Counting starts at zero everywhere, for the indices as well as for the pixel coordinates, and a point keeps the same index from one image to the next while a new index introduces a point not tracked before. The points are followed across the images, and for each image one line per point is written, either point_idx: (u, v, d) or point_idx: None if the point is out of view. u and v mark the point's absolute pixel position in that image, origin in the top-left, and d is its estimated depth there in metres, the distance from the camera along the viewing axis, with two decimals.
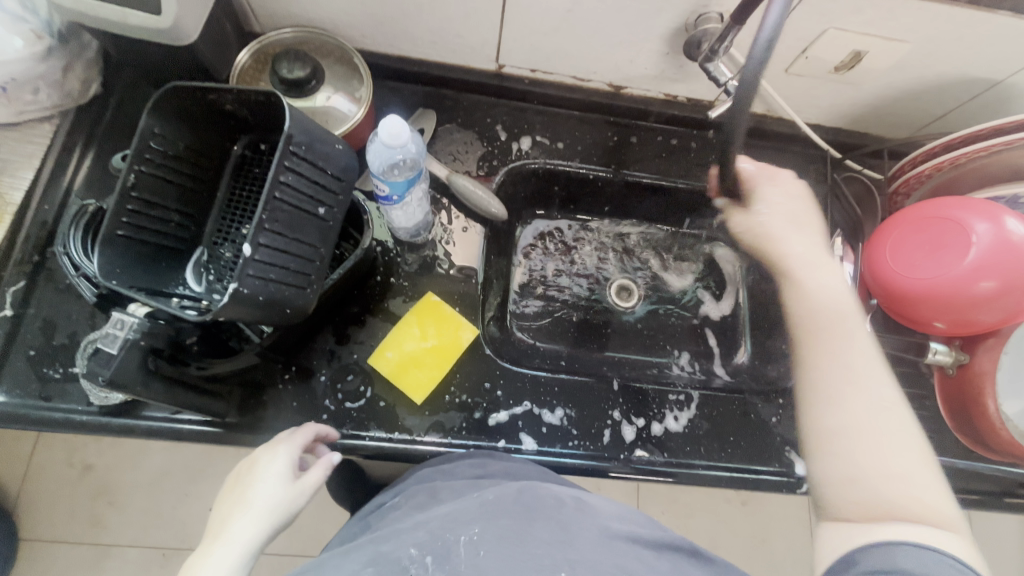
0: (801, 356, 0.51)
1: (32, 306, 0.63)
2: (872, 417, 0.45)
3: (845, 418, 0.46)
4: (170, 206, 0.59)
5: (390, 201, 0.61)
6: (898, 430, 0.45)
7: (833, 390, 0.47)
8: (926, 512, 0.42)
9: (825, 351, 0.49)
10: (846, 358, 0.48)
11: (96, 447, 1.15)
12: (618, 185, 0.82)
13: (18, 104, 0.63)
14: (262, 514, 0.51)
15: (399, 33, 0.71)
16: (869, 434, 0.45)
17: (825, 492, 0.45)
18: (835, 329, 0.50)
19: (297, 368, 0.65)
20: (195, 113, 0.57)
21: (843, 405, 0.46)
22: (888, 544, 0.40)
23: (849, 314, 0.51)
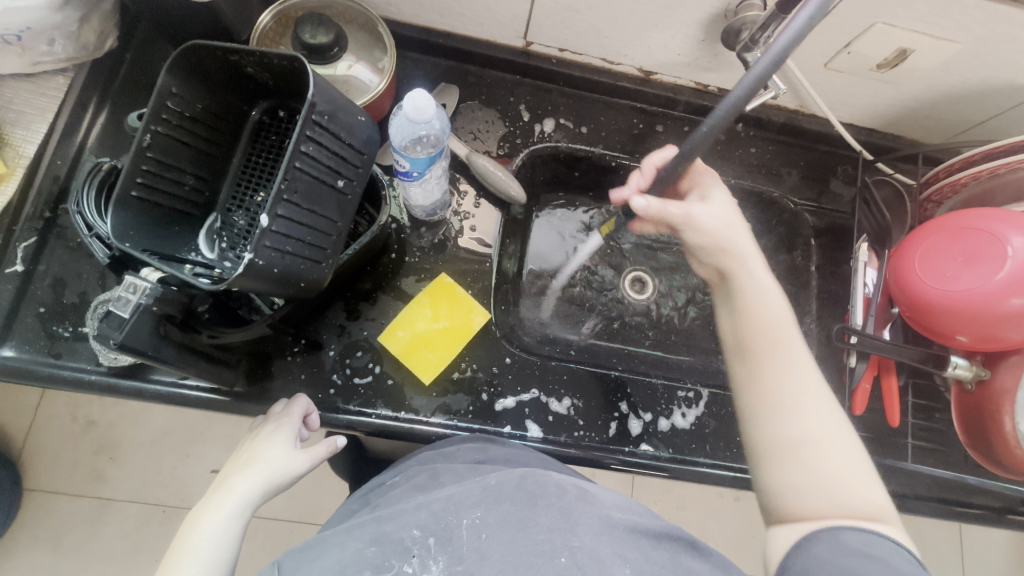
0: (744, 370, 0.51)
1: (42, 263, 0.62)
2: (822, 424, 0.47)
3: (792, 429, 0.47)
4: (185, 169, 0.57)
5: (409, 178, 0.59)
6: (846, 441, 0.47)
7: (781, 400, 0.48)
8: (872, 507, 0.44)
9: (780, 363, 0.49)
10: (793, 371, 0.49)
11: (100, 404, 1.17)
12: None
13: (33, 55, 0.60)
14: (262, 474, 0.55)
15: (427, 4, 0.69)
16: (819, 441, 0.46)
17: (780, 496, 0.46)
18: (779, 342, 0.50)
19: (307, 340, 0.65)
20: (214, 73, 0.55)
21: (801, 414, 0.47)
22: (834, 528, 0.43)
23: (784, 331, 0.51)
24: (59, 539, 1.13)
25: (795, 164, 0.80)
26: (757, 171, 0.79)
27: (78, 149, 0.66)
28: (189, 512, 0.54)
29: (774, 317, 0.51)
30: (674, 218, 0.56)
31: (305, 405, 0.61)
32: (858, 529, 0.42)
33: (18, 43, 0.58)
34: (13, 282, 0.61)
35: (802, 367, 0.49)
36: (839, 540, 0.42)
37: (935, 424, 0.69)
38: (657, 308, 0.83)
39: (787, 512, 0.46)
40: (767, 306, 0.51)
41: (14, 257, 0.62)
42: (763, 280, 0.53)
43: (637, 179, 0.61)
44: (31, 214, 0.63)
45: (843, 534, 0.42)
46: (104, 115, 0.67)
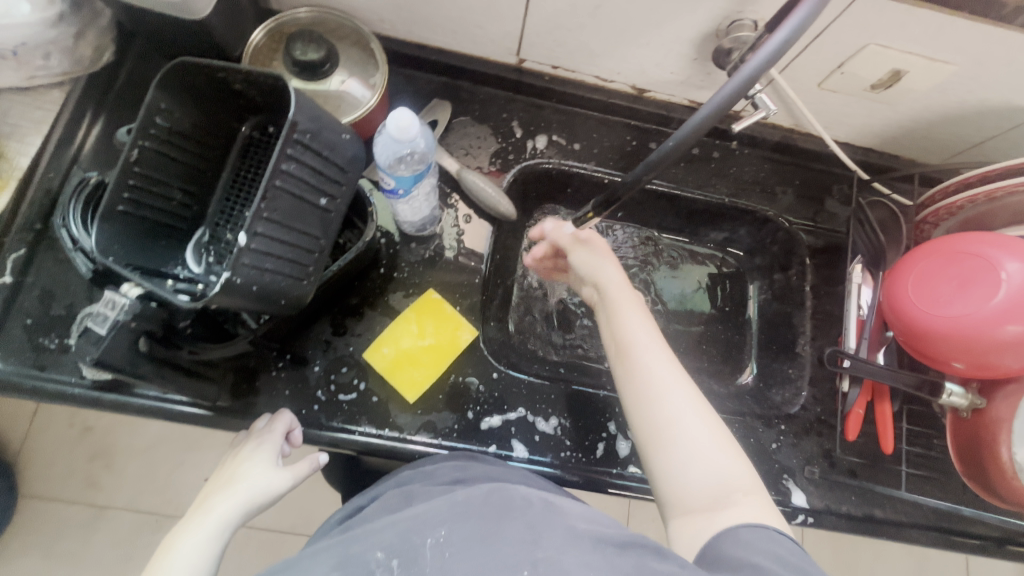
0: (619, 370, 0.53)
1: (32, 274, 0.63)
2: (672, 407, 0.49)
3: (661, 413, 0.49)
4: (173, 183, 0.58)
5: (395, 195, 0.59)
6: (687, 424, 0.49)
7: (645, 375, 0.50)
8: (727, 483, 0.47)
9: (636, 361, 0.52)
10: (662, 371, 0.50)
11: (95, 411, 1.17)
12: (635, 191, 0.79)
13: (29, 68, 0.61)
14: (243, 495, 0.54)
15: (420, 21, 0.69)
16: (674, 416, 0.49)
17: (667, 490, 0.48)
18: (621, 308, 0.55)
19: (292, 355, 0.64)
20: (203, 89, 0.55)
21: (660, 401, 0.49)
22: (735, 526, 0.44)
23: (632, 302, 0.56)
24: (50, 547, 1.12)
25: (790, 182, 0.79)
26: (752, 189, 0.78)
27: (72, 161, 0.66)
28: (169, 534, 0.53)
29: (621, 290, 0.56)
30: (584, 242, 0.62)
31: (289, 421, 0.60)
32: (747, 526, 0.43)
33: (13, 57, 0.59)
34: (1, 294, 0.61)
35: (661, 352, 0.52)
36: (734, 536, 0.43)
37: (932, 451, 0.68)
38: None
39: (670, 499, 0.48)
40: (627, 314, 0.54)
41: (3, 269, 0.62)
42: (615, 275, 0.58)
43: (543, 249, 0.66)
44: (22, 225, 0.63)
45: (739, 531, 0.43)
46: (99, 128, 0.68)
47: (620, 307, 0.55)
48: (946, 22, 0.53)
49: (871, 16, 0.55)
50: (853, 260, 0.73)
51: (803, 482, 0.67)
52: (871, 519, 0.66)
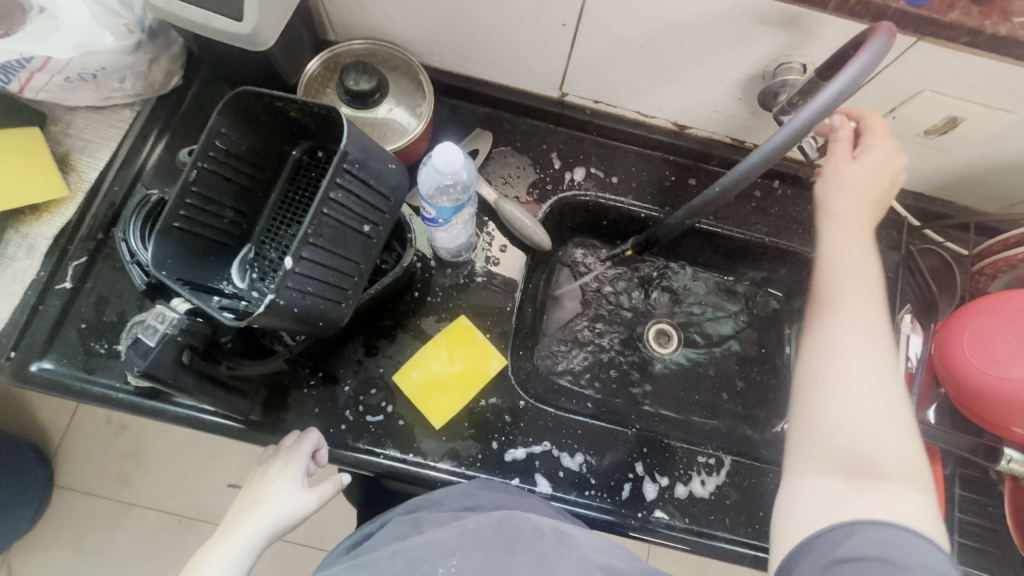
0: (813, 318, 0.51)
1: (89, 281, 0.66)
2: (848, 374, 0.47)
3: (827, 368, 0.48)
4: (225, 202, 0.60)
5: (435, 224, 0.60)
6: (874, 393, 0.46)
7: (837, 296, 0.51)
8: (895, 468, 0.44)
9: (830, 315, 0.50)
10: (864, 360, 0.47)
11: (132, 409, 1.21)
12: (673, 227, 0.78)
13: (105, 90, 0.67)
14: (268, 517, 0.55)
15: (467, 54, 0.71)
16: (839, 384, 0.47)
17: (801, 440, 0.47)
18: (833, 298, 0.51)
19: (324, 374, 0.66)
20: (261, 115, 0.58)
21: (835, 355, 0.48)
22: (861, 520, 0.41)
23: (850, 284, 0.51)
24: (78, 541, 1.16)
25: None
26: (796, 230, 0.76)
27: (135, 176, 0.71)
28: (200, 547, 0.55)
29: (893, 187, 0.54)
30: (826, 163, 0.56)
31: (317, 442, 0.60)
32: (877, 525, 0.40)
33: (94, 80, 0.64)
34: (60, 298, 0.65)
35: (868, 326, 0.48)
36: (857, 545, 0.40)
37: (988, 522, 0.63)
38: (681, 364, 0.80)
39: (807, 449, 0.47)
40: (844, 181, 0.53)
41: (64, 275, 0.65)
42: (852, 174, 0.53)
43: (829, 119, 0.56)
44: (85, 235, 0.67)
45: (870, 532, 0.40)
46: (162, 147, 0.72)
47: (828, 222, 0.54)
48: (1009, 71, 0.51)
49: (927, 64, 0.53)
50: (901, 309, 0.70)
51: None
52: None
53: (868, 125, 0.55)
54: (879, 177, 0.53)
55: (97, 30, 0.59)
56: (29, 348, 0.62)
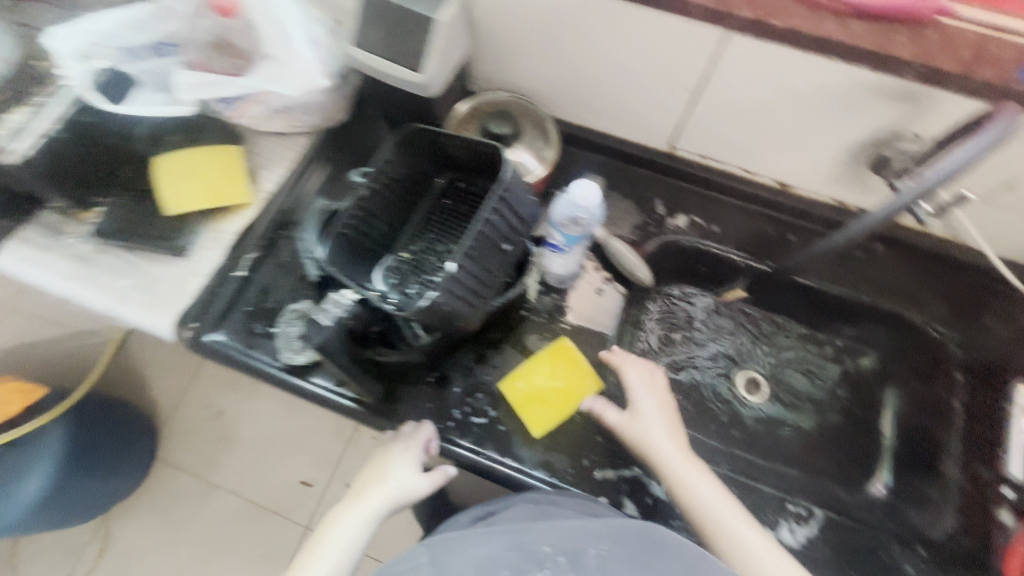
0: (681, 497, 0.60)
1: (257, 273, 0.79)
2: (732, 521, 0.58)
3: (716, 528, 0.58)
4: (381, 216, 0.72)
5: (557, 249, 0.68)
6: (732, 520, 0.58)
7: (677, 439, 0.63)
8: None
9: (690, 492, 0.60)
10: (737, 527, 0.58)
11: (229, 398, 1.35)
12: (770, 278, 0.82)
13: (294, 120, 0.82)
14: (390, 491, 0.62)
15: (591, 108, 0.82)
16: (714, 520, 0.58)
17: None
18: (677, 472, 0.61)
19: (438, 374, 0.73)
20: (421, 148, 0.71)
21: (717, 512, 0.59)
22: None
23: (650, 429, 0.63)
24: (168, 513, 1.28)
25: (940, 292, 0.76)
26: (897, 296, 0.77)
27: (302, 192, 0.85)
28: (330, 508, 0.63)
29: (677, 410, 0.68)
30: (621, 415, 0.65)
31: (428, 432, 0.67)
32: None
33: (290, 113, 0.80)
34: (234, 284, 0.78)
35: (721, 499, 0.59)
36: None
37: None
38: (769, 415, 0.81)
39: None
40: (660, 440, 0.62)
41: (240, 265, 0.79)
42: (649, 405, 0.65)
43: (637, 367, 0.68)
44: (259, 235, 0.81)
45: None
46: (324, 171, 0.87)
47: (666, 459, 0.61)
48: None
49: None
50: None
51: None
52: None
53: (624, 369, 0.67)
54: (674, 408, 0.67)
55: (315, 74, 0.68)
56: (206, 321, 0.75)
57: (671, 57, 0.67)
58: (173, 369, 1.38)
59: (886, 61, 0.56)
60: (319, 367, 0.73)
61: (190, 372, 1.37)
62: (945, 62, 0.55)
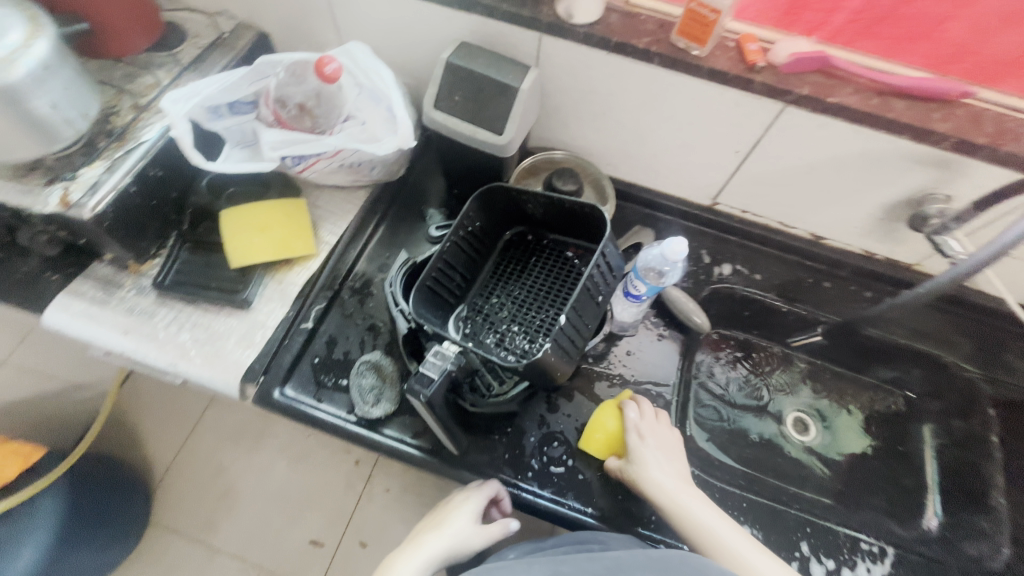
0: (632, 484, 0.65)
1: (323, 325, 0.80)
2: (740, 547, 0.60)
3: (727, 552, 0.60)
4: (458, 269, 0.74)
5: (637, 299, 0.72)
6: (741, 546, 0.60)
7: (674, 472, 0.66)
8: None
9: (694, 520, 0.62)
10: (744, 548, 0.60)
11: (232, 452, 1.28)
12: (807, 324, 0.88)
13: (357, 175, 0.84)
14: (445, 538, 0.64)
15: (640, 166, 0.88)
16: (724, 545, 0.60)
17: None
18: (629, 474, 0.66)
19: (513, 424, 0.74)
20: (497, 204, 0.74)
21: (723, 537, 0.61)
22: None
23: (642, 455, 0.66)
24: None
25: (967, 335, 0.83)
26: (932, 337, 0.83)
27: (364, 244, 0.87)
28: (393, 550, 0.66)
29: (677, 443, 0.70)
30: (636, 440, 0.68)
31: (490, 491, 0.66)
32: None
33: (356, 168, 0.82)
34: (302, 335, 0.77)
35: (678, 490, 0.64)
36: None
37: None
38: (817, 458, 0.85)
39: None
40: (658, 468, 0.65)
41: (307, 317, 0.79)
42: (649, 444, 0.67)
43: (642, 407, 0.71)
44: (324, 285, 0.81)
45: None
46: (383, 225, 0.90)
47: (666, 489, 0.63)
48: None
49: None
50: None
51: None
52: None
53: (629, 406, 0.71)
54: (673, 443, 0.69)
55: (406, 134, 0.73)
56: (274, 374, 0.74)
57: (728, 123, 0.74)
58: (169, 424, 1.30)
59: (927, 134, 0.64)
60: (393, 419, 0.73)
61: (188, 427, 1.29)
62: (978, 135, 0.63)
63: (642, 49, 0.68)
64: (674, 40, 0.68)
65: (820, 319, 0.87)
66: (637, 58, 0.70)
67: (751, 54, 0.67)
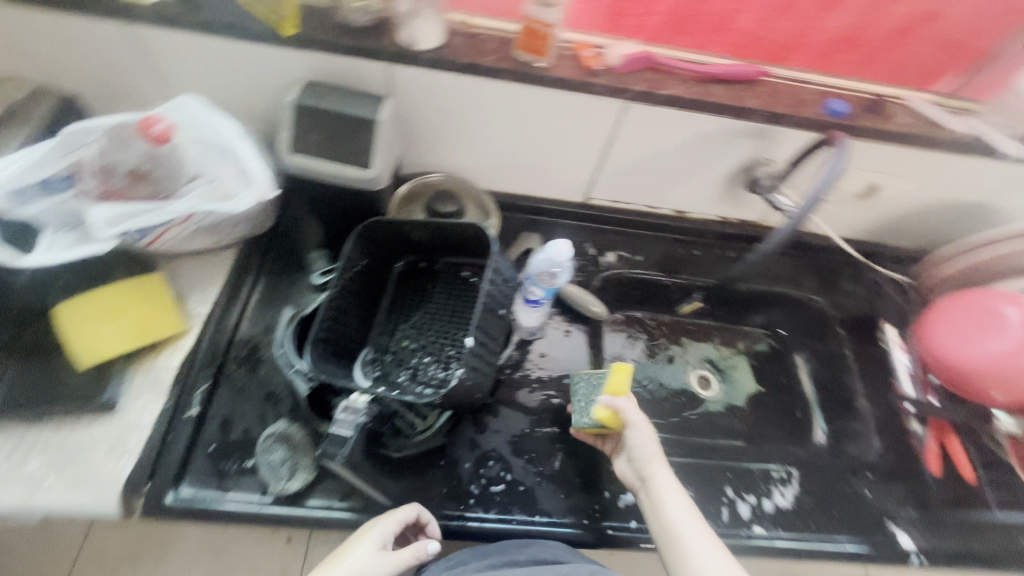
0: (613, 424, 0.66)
1: (212, 407, 0.71)
2: (680, 503, 0.60)
3: (668, 504, 0.60)
4: (352, 313, 0.71)
5: (537, 304, 0.75)
6: (682, 502, 0.60)
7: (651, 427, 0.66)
8: None
9: (654, 470, 0.62)
10: (681, 505, 0.60)
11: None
12: (691, 291, 0.97)
13: (220, 235, 0.77)
14: (337, 574, 0.56)
15: (515, 176, 0.92)
16: (668, 495, 0.61)
17: None
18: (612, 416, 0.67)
19: (444, 455, 0.72)
20: (379, 238, 0.72)
21: (672, 490, 0.61)
22: None
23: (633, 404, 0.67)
24: None
25: (809, 272, 0.99)
26: (783, 279, 0.98)
27: (242, 308, 0.80)
28: None
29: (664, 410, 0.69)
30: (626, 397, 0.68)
31: (400, 519, 0.61)
32: None
33: (216, 228, 0.75)
34: (189, 425, 0.68)
35: (647, 441, 0.64)
36: None
37: (996, 477, 0.80)
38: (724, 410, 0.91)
39: None
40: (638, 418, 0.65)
41: (190, 402, 0.69)
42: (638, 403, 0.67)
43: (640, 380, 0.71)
44: (204, 361, 0.73)
45: None
46: (261, 281, 0.83)
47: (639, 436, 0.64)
48: (901, 151, 0.80)
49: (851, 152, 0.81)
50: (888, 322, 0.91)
51: (905, 524, 0.76)
52: (970, 553, 0.74)
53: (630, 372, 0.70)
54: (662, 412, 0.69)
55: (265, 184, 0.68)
56: (163, 477, 0.64)
57: (582, 124, 0.80)
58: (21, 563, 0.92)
59: (742, 110, 0.75)
60: (315, 488, 0.67)
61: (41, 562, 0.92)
62: (778, 106, 0.75)
63: (490, 67, 0.71)
64: (517, 56, 0.72)
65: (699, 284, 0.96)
66: (488, 75, 0.72)
67: (588, 60, 0.73)
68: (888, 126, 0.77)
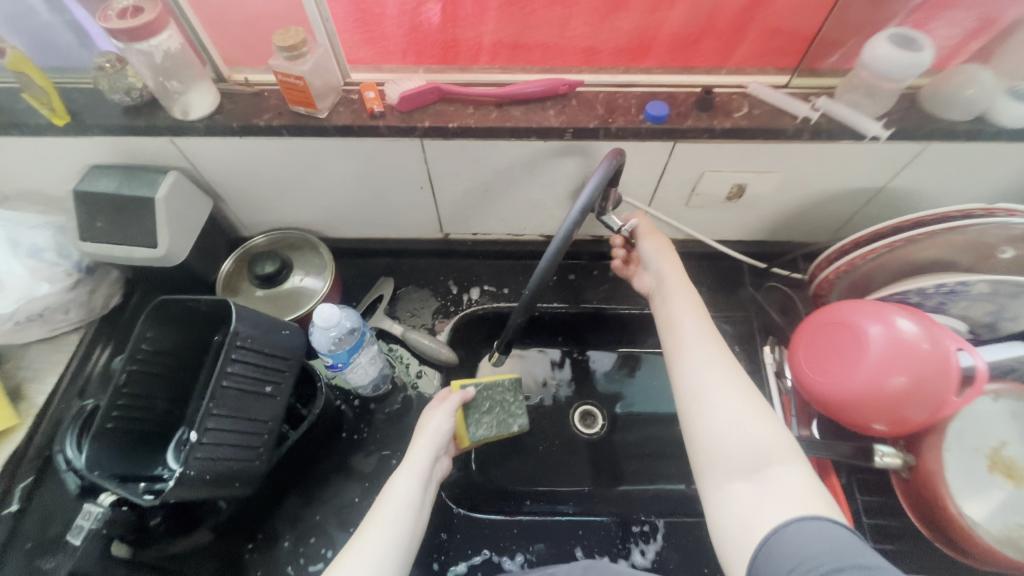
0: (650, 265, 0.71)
1: (35, 500, 0.71)
2: (686, 322, 0.62)
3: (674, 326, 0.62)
4: (156, 395, 0.69)
5: (338, 368, 0.68)
6: (696, 321, 0.62)
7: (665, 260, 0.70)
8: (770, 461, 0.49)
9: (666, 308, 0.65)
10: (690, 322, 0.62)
11: None
12: (573, 317, 0.90)
13: (52, 322, 0.78)
14: (429, 440, 0.63)
15: (361, 223, 0.88)
16: (689, 326, 0.61)
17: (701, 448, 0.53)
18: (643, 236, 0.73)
19: (264, 535, 0.69)
20: (178, 317, 0.68)
21: (680, 308, 0.64)
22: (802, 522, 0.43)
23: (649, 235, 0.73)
24: None
25: (702, 281, 0.89)
26: None
27: (81, 389, 0.80)
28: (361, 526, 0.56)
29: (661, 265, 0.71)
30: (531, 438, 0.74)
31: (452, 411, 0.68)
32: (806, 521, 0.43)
33: (41, 318, 0.75)
34: (5, 523, 0.68)
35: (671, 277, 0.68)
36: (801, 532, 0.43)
37: None
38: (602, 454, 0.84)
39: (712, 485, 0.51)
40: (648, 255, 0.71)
41: (10, 499, 0.70)
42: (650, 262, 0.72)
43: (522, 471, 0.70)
44: (36, 453, 0.73)
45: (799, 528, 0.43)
46: (105, 358, 0.83)
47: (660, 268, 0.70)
48: (750, 147, 0.70)
49: (693, 154, 0.72)
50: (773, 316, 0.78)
51: None
52: None
53: None
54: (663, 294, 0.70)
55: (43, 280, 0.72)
56: None
57: (394, 166, 0.75)
58: None
59: (547, 131, 0.68)
60: None
61: None
62: (588, 120, 0.68)
63: (266, 125, 0.68)
64: (294, 108, 0.68)
65: (581, 309, 0.89)
66: (269, 134, 0.69)
67: (368, 102, 0.68)
68: (724, 122, 0.67)
